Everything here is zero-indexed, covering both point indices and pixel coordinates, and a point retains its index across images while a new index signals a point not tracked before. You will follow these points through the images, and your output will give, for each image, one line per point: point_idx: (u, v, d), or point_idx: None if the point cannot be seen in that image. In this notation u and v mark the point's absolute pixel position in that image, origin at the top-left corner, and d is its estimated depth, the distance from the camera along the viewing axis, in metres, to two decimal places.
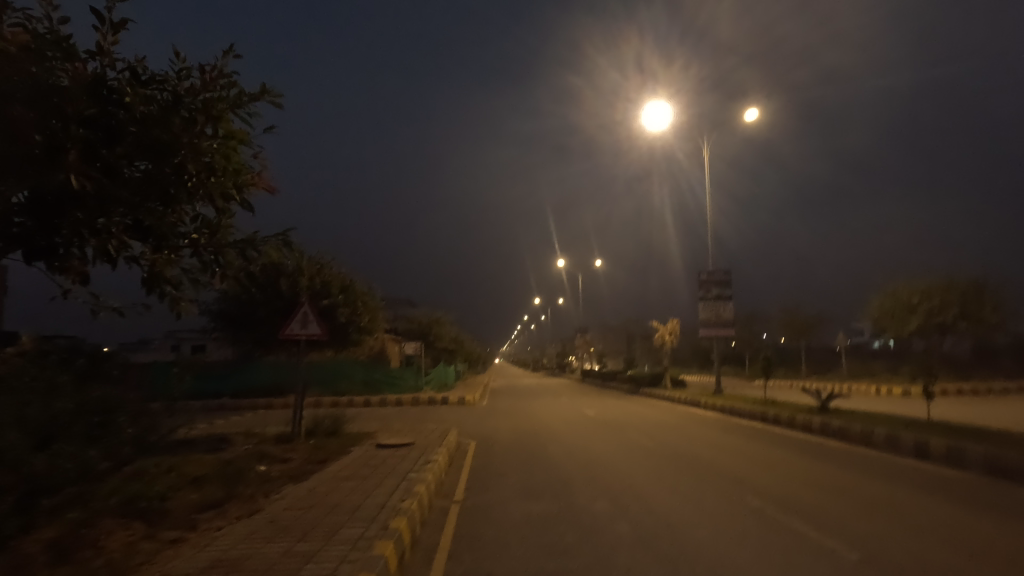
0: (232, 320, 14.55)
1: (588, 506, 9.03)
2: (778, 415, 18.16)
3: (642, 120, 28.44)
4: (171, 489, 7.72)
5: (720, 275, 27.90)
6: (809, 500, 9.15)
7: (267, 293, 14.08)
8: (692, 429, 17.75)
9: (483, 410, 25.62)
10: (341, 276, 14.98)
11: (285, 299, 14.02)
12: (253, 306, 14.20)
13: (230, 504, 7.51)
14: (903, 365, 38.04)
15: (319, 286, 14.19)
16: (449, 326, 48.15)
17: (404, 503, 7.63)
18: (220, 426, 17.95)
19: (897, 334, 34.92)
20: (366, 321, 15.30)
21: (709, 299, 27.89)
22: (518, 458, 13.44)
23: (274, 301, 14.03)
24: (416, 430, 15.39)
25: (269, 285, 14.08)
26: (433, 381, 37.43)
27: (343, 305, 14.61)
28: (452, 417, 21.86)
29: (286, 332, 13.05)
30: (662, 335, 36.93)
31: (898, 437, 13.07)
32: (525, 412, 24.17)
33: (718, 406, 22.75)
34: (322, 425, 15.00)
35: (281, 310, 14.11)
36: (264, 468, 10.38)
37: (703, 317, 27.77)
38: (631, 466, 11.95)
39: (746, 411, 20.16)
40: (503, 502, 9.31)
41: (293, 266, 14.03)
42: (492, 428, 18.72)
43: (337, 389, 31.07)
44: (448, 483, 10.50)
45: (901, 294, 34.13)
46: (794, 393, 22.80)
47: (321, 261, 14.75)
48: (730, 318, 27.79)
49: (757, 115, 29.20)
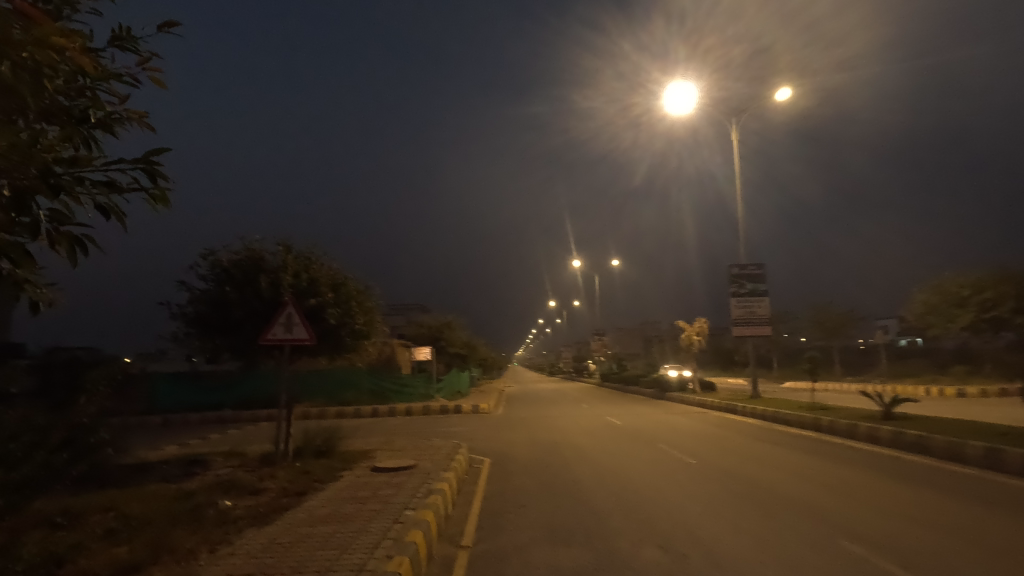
0: (207, 323, 12.44)
1: (634, 553, 7.00)
2: (835, 423, 15.94)
3: (664, 104, 26.39)
4: (75, 549, 5.76)
5: (753, 268, 25.60)
6: (930, 549, 6.95)
7: (244, 292, 12.13)
8: (737, 441, 15.60)
9: (498, 420, 23.61)
10: (332, 272, 12.99)
11: (264, 301, 12.02)
12: (229, 308, 12.20)
13: (153, 570, 5.52)
14: (951, 365, 35.30)
15: (305, 282, 12.31)
16: (461, 331, 46.10)
17: (390, 565, 5.57)
18: (204, 444, 16.22)
19: (944, 331, 32.37)
20: (361, 323, 13.11)
21: (742, 294, 25.58)
22: (540, 482, 11.40)
23: (249, 301, 12.07)
24: (421, 448, 13.46)
25: (246, 282, 12.17)
26: (446, 389, 35.56)
27: (334, 305, 12.58)
28: (465, 430, 19.91)
29: (267, 337, 11.38)
30: (689, 336, 34.63)
31: (1003, 453, 10.79)
32: (544, 422, 22.13)
33: (759, 413, 20.50)
34: (313, 443, 13.11)
35: (259, 312, 12.13)
36: (227, 503, 8.40)
37: (736, 316, 25.51)
38: (679, 496, 9.80)
39: (794, 419, 17.92)
40: (524, 548, 7.27)
41: (275, 262, 12.36)
42: (506, 443, 16.67)
43: (342, 398, 29.35)
44: (455, 521, 8.48)
45: (949, 287, 31.65)
46: (844, 396, 20.45)
47: (309, 257, 12.98)
48: (765, 316, 25.46)
49: (788, 95, 26.97)
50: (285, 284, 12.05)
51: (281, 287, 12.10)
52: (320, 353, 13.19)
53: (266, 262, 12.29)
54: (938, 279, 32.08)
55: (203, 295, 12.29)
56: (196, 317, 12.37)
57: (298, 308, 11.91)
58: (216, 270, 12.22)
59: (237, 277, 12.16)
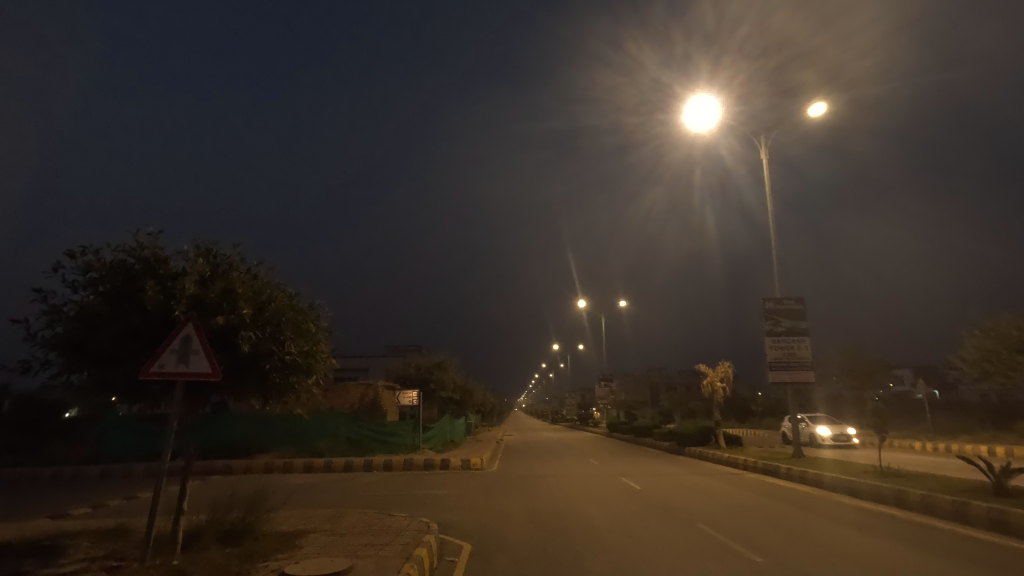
0: (70, 351, 8.66)
1: None
2: (933, 500, 12.16)
3: (684, 119, 23.57)
4: None
5: (791, 303, 22.02)
6: None
7: (122, 306, 8.61)
8: (802, 522, 11.80)
9: (492, 480, 19.74)
10: (259, 283, 9.57)
11: (152, 318, 8.63)
12: (98, 326, 8.56)
13: None
14: (1010, 421, 30.97)
15: (216, 294, 9.02)
16: (455, 372, 42.07)
17: None
18: (91, 520, 12.29)
19: (1005, 381, 28.33)
20: (295, 354, 9.53)
21: (778, 333, 21.91)
22: None
23: (126, 319, 8.55)
24: (374, 533, 9.69)
25: (127, 291, 8.66)
26: (437, 439, 31.47)
27: (254, 328, 9.08)
28: (447, 495, 16.02)
29: (150, 369, 8.07)
30: (712, 382, 30.61)
31: None
32: (546, 483, 18.26)
33: (812, 477, 16.60)
34: (220, 521, 9.38)
35: (144, 336, 8.67)
36: None
37: (772, 358, 21.80)
38: None
39: (866, 491, 14.08)
40: None
41: (177, 267, 9.00)
42: (498, 517, 12.76)
43: (313, 447, 25.56)
44: None
45: (1009, 330, 27.87)
46: (920, 459, 16.49)
47: (230, 263, 9.62)
48: (806, 359, 21.72)
49: (823, 110, 24.11)
50: (185, 294, 8.74)
51: (177, 300, 8.70)
52: (237, 396, 9.58)
53: (165, 265, 8.92)
54: (994, 321, 28.33)
55: (63, 311, 8.65)
56: (55, 343, 8.59)
57: (200, 326, 8.54)
58: (87, 273, 8.66)
59: (116, 285, 8.64)
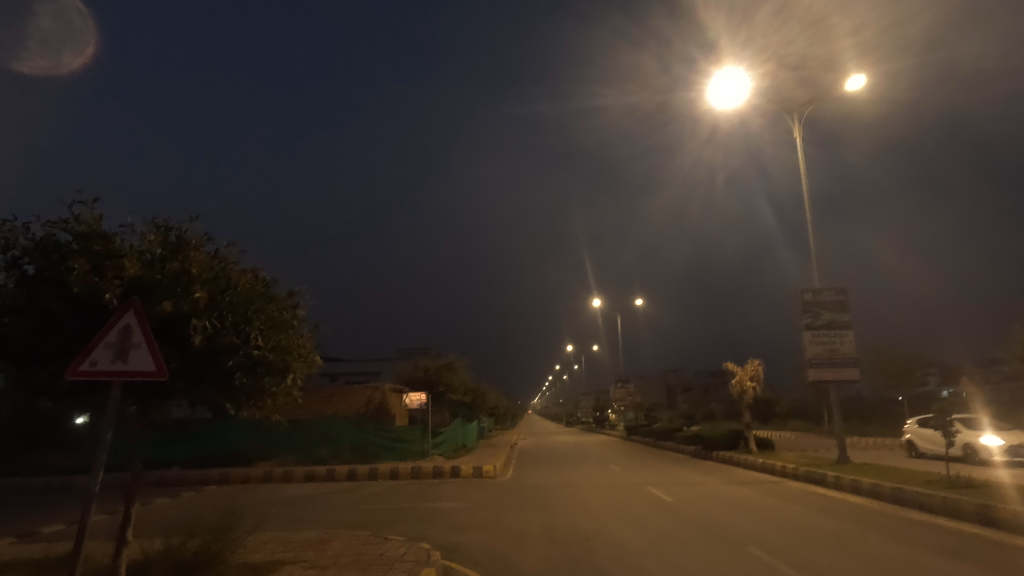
0: None
1: None
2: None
3: (709, 98, 21.74)
4: None
5: (832, 294, 20.06)
6: None
7: (46, 292, 7.07)
8: (870, 544, 10.02)
9: (505, 490, 18.06)
10: (221, 264, 7.99)
11: (85, 305, 7.09)
12: (15, 315, 7.04)
13: None
14: None
15: (165, 276, 7.43)
16: (466, 373, 40.39)
17: None
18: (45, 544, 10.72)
19: None
20: (264, 350, 7.88)
21: (818, 327, 19.95)
22: None
23: (48, 305, 6.99)
24: (362, 566, 7.89)
25: (52, 274, 7.11)
26: (448, 445, 29.79)
27: (213, 316, 7.49)
28: (456, 508, 14.41)
29: (74, 369, 6.35)
30: (740, 381, 28.63)
31: None
32: (563, 494, 16.54)
33: (867, 488, 14.67)
34: (174, 552, 7.70)
35: (74, 327, 7.13)
36: None
37: (812, 354, 19.86)
38: None
39: (937, 506, 12.21)
40: None
41: (120, 244, 7.42)
42: (513, 538, 11.04)
43: (316, 454, 24.05)
44: None
45: None
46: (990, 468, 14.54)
47: (187, 240, 8.04)
48: (850, 355, 19.71)
49: (861, 84, 22.15)
50: (124, 276, 7.16)
51: (116, 282, 7.12)
52: (194, 400, 7.93)
53: (105, 242, 7.35)
54: None
55: None
56: None
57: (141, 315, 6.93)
58: (8, 252, 7.14)
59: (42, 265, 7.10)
